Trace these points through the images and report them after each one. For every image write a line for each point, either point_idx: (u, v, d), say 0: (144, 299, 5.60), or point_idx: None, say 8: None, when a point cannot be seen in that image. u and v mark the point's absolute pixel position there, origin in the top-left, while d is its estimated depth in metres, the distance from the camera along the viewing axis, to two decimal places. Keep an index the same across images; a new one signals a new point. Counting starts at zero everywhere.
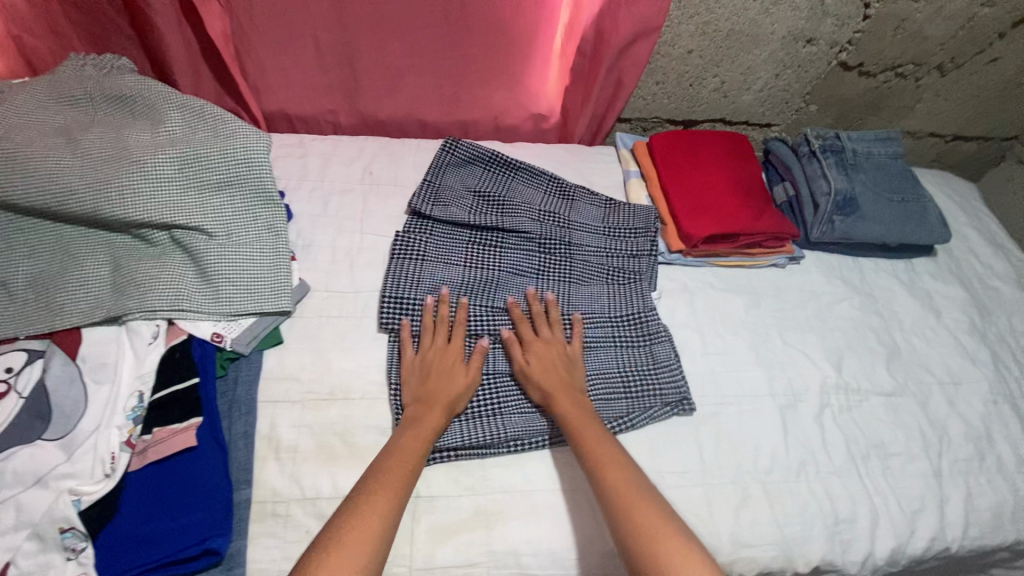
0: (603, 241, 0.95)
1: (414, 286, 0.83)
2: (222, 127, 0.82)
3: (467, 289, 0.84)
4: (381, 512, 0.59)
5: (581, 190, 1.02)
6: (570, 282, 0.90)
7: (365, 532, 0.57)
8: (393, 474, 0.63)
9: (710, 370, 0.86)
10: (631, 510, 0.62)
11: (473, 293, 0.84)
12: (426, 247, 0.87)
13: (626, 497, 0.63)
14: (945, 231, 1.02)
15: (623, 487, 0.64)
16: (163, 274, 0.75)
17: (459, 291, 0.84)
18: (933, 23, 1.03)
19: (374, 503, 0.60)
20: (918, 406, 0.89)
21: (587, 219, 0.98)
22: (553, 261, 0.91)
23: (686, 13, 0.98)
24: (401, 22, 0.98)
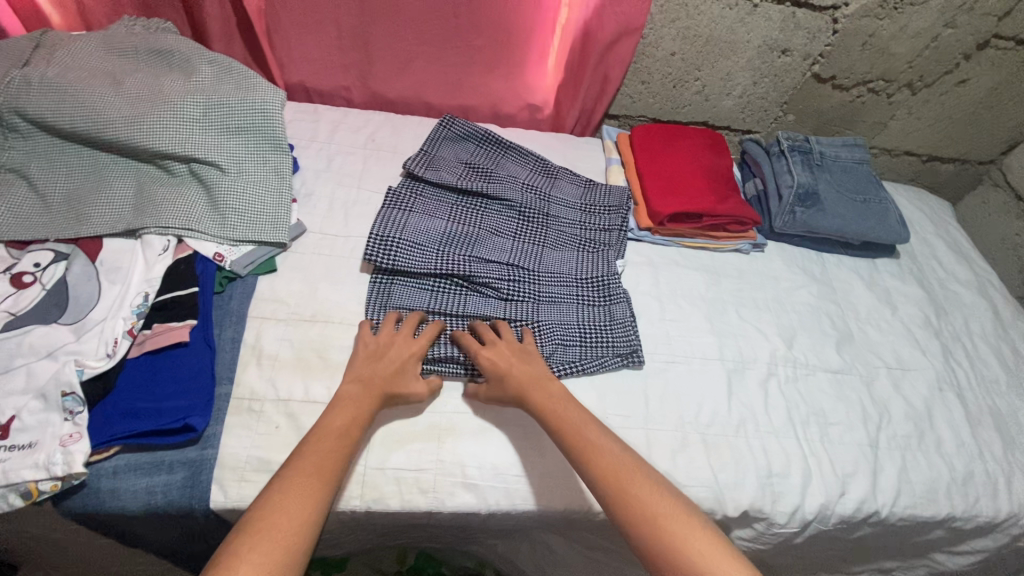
0: (580, 217, 1.03)
1: (399, 229, 0.89)
2: (245, 82, 0.94)
3: (448, 241, 0.91)
4: (306, 487, 0.60)
5: (567, 172, 1.10)
6: (545, 246, 0.97)
7: (302, 508, 0.58)
8: (316, 449, 0.64)
9: (665, 333, 0.93)
10: (601, 460, 0.66)
11: (453, 245, 0.91)
12: (415, 202, 0.94)
13: (637, 489, 0.63)
14: (903, 231, 1.09)
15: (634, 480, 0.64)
16: (179, 199, 0.85)
17: (440, 241, 0.91)
18: (899, 41, 1.11)
19: (289, 491, 0.59)
20: (863, 384, 0.94)
21: (568, 194, 1.06)
22: (531, 227, 0.99)
23: (668, 18, 1.08)
24: (411, 11, 1.10)
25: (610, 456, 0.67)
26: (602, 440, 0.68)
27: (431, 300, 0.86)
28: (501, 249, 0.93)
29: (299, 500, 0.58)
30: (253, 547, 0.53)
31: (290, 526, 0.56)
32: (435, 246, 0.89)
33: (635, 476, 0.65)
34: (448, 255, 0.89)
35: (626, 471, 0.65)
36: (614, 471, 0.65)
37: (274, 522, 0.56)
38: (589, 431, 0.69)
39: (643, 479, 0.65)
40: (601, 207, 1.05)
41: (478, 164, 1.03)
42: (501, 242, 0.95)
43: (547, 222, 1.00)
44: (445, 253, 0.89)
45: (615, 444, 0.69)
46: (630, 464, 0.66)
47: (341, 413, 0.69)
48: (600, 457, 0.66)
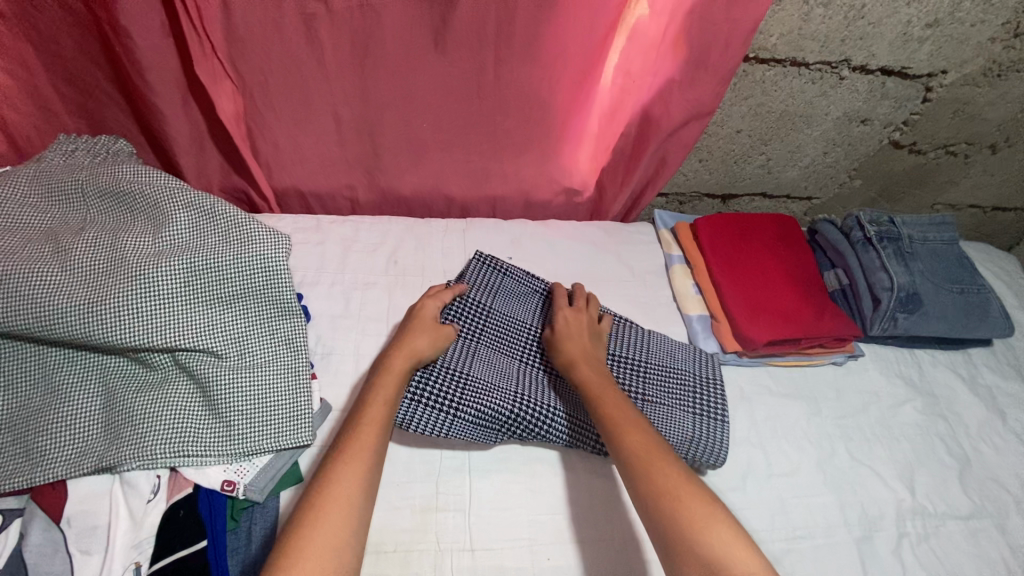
0: (647, 371, 0.82)
1: (444, 382, 0.73)
2: (234, 229, 0.72)
3: (488, 385, 0.75)
4: (362, 457, 0.59)
5: (632, 325, 0.89)
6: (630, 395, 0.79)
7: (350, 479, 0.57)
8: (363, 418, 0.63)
9: (778, 498, 0.78)
10: (622, 433, 0.65)
11: (490, 389, 0.75)
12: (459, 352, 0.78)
13: (649, 462, 0.62)
14: (1007, 324, 0.97)
15: (648, 453, 0.62)
16: (165, 408, 0.65)
17: (479, 385, 0.75)
18: (994, 106, 0.98)
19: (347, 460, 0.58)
20: (998, 530, 0.82)
21: (636, 342, 0.86)
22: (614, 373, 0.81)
23: (739, 95, 0.91)
24: (426, 97, 0.89)
25: (632, 428, 0.65)
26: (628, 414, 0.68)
27: (473, 418, 0.72)
28: (543, 390, 0.78)
29: (339, 506, 0.55)
30: (304, 549, 0.51)
31: (345, 504, 0.55)
32: (475, 389, 0.74)
33: (659, 455, 0.62)
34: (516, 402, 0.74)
35: (658, 461, 0.62)
36: (638, 446, 0.63)
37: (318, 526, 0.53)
38: (617, 409, 0.68)
39: (670, 463, 0.62)
40: (687, 377, 0.83)
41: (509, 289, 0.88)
42: (545, 389, 0.78)
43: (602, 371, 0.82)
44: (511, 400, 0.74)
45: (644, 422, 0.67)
46: (654, 446, 0.64)
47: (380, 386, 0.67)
48: (630, 431, 0.65)
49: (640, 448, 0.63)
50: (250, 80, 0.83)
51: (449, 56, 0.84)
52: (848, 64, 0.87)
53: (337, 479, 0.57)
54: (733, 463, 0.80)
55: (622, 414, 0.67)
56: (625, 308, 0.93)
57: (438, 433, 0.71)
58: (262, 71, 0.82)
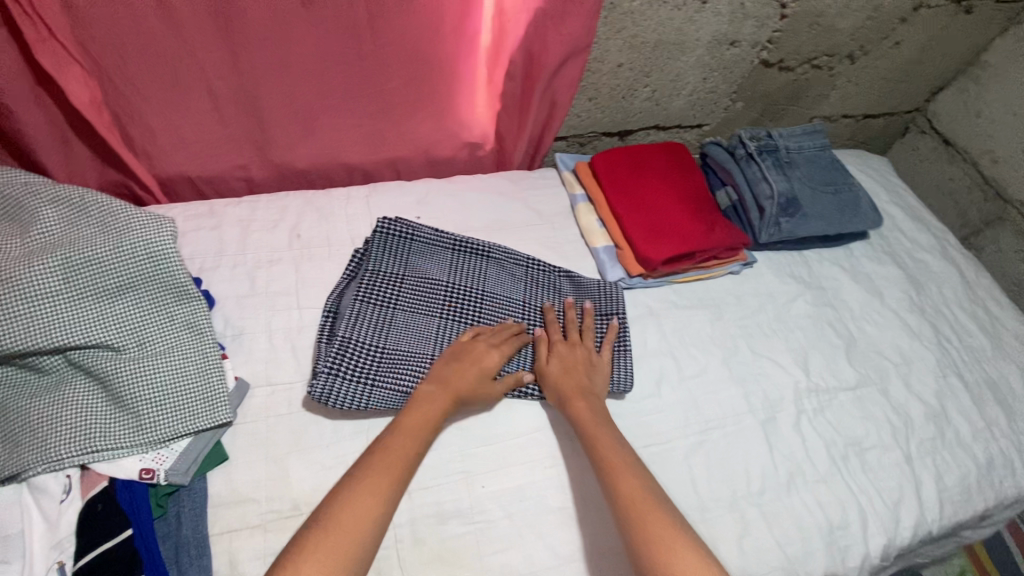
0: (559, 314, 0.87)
1: (359, 361, 0.74)
2: (112, 218, 0.69)
3: (404, 355, 0.77)
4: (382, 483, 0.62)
5: (545, 270, 0.92)
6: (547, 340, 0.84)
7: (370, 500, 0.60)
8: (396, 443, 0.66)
9: (690, 398, 0.85)
10: (616, 479, 0.67)
11: (409, 357, 0.77)
12: (373, 327, 0.77)
13: (635, 507, 0.64)
14: (875, 215, 1.08)
15: (634, 500, 0.65)
16: (66, 409, 0.62)
17: (398, 355, 0.76)
18: (844, 16, 1.06)
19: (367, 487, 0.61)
20: (881, 393, 0.93)
21: (548, 291, 0.90)
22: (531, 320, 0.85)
23: (612, 29, 0.94)
24: (302, 62, 0.87)
25: (619, 462, 0.69)
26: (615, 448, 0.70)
27: (391, 390, 0.73)
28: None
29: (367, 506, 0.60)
30: (319, 546, 0.56)
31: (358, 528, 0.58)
32: (395, 360, 0.76)
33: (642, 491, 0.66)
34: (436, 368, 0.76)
35: (645, 503, 0.64)
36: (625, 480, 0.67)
37: (345, 522, 0.58)
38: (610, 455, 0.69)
39: (659, 510, 0.64)
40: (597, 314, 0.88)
41: (418, 251, 0.87)
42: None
43: (518, 317, 0.85)
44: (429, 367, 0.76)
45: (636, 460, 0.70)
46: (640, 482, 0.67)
47: (425, 413, 0.70)
48: (624, 477, 0.67)
49: (626, 485, 0.66)
50: (104, 62, 0.78)
51: (319, 17, 0.82)
52: None
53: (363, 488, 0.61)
54: (647, 373, 0.86)
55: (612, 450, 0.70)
56: (536, 250, 0.97)
57: (358, 405, 0.71)
58: (116, 51, 0.77)
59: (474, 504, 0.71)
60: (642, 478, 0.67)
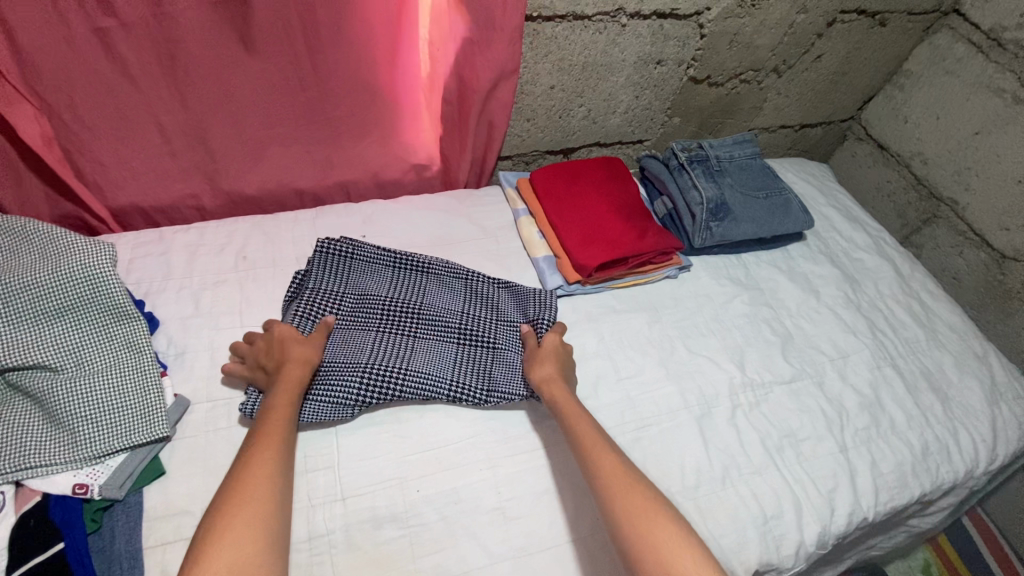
0: (496, 322, 0.90)
1: None
2: (54, 245, 0.72)
3: (340, 365, 0.79)
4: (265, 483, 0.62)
5: (484, 281, 0.96)
6: (484, 347, 0.87)
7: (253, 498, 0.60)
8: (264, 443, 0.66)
9: (626, 397, 0.87)
10: (622, 488, 0.66)
11: (342, 366, 0.79)
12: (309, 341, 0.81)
13: (643, 517, 0.64)
14: (806, 217, 1.12)
15: (640, 508, 0.64)
16: (2, 428, 0.65)
17: (333, 366, 0.79)
18: (761, 33, 1.13)
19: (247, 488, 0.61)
20: (816, 386, 0.96)
21: (487, 301, 0.93)
22: (468, 328, 0.88)
23: (540, 52, 1.00)
24: (245, 95, 0.92)
25: (612, 464, 0.69)
26: (603, 448, 0.71)
27: (324, 400, 0.76)
28: (396, 356, 0.82)
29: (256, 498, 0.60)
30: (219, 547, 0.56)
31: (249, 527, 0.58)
32: (328, 371, 0.78)
33: (625, 481, 0.67)
34: (370, 375, 0.78)
35: (648, 511, 0.64)
36: (607, 472, 0.68)
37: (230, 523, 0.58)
38: (615, 465, 0.69)
39: (661, 516, 0.64)
40: (533, 320, 0.91)
41: (359, 268, 0.91)
42: (399, 353, 0.83)
43: (456, 326, 0.88)
44: (364, 374, 0.78)
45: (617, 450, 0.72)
46: (625, 471, 0.69)
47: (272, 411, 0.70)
48: (630, 488, 0.66)
49: (612, 476, 0.68)
50: (52, 101, 0.83)
51: (257, 52, 0.88)
52: (625, 12, 0.99)
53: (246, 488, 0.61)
54: (585, 375, 0.89)
55: (597, 442, 0.72)
56: (479, 263, 1.01)
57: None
58: (64, 91, 0.82)
59: (409, 507, 0.72)
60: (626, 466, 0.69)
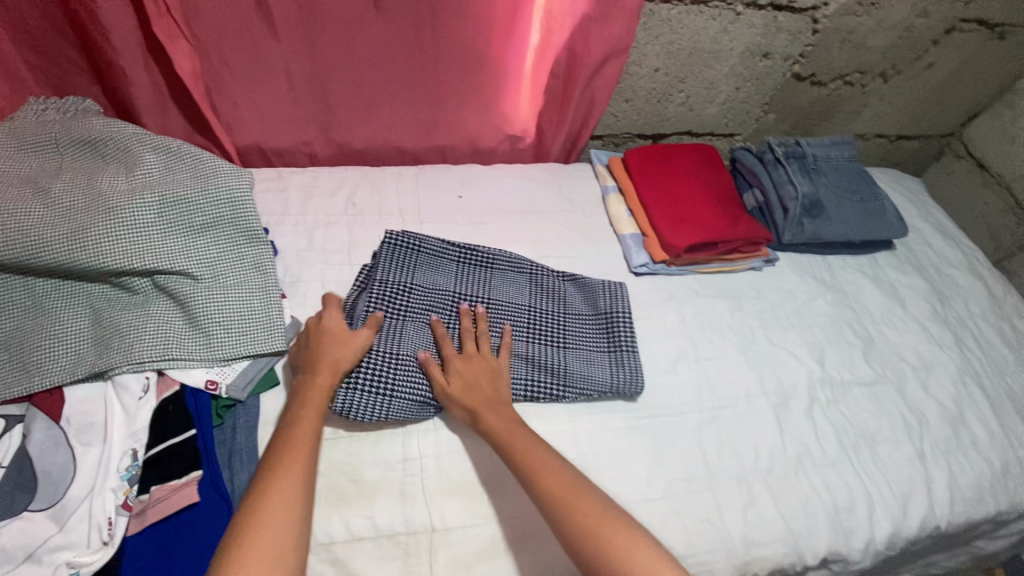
0: (565, 318, 0.90)
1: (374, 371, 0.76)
2: (202, 167, 0.80)
3: (421, 360, 0.79)
4: (300, 463, 0.62)
5: (552, 275, 0.95)
6: (556, 344, 0.86)
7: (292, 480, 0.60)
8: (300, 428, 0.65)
9: (705, 377, 0.89)
10: (571, 507, 0.62)
11: (422, 363, 0.78)
12: (386, 338, 0.79)
13: (594, 527, 0.60)
14: (901, 226, 1.10)
15: (595, 518, 0.61)
16: (149, 322, 0.72)
17: (413, 363, 0.78)
18: (875, 34, 1.12)
19: (284, 470, 0.60)
20: (897, 392, 0.94)
21: (556, 297, 0.92)
22: (539, 324, 0.88)
23: (652, 34, 1.02)
24: (368, 51, 0.97)
25: (551, 478, 0.65)
26: (545, 462, 0.67)
27: (408, 399, 0.75)
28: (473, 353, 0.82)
29: (290, 498, 0.58)
30: (261, 526, 0.55)
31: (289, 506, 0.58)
32: (409, 368, 0.77)
33: (578, 494, 0.63)
34: None
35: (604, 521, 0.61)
36: (551, 487, 0.64)
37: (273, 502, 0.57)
38: (559, 480, 0.65)
39: (614, 525, 0.60)
40: (604, 314, 0.91)
41: (425, 263, 0.90)
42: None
43: (527, 320, 0.87)
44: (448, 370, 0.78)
45: (560, 461, 0.68)
46: (571, 484, 0.65)
47: (308, 397, 0.69)
48: (577, 502, 0.62)
49: (561, 495, 0.63)
50: (204, 40, 0.90)
51: (385, 11, 0.93)
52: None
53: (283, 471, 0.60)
54: (665, 351, 0.91)
55: (534, 450, 0.68)
56: (568, 233, 1.04)
57: (378, 416, 0.73)
58: (215, 32, 0.90)
59: None
60: (572, 478, 0.65)
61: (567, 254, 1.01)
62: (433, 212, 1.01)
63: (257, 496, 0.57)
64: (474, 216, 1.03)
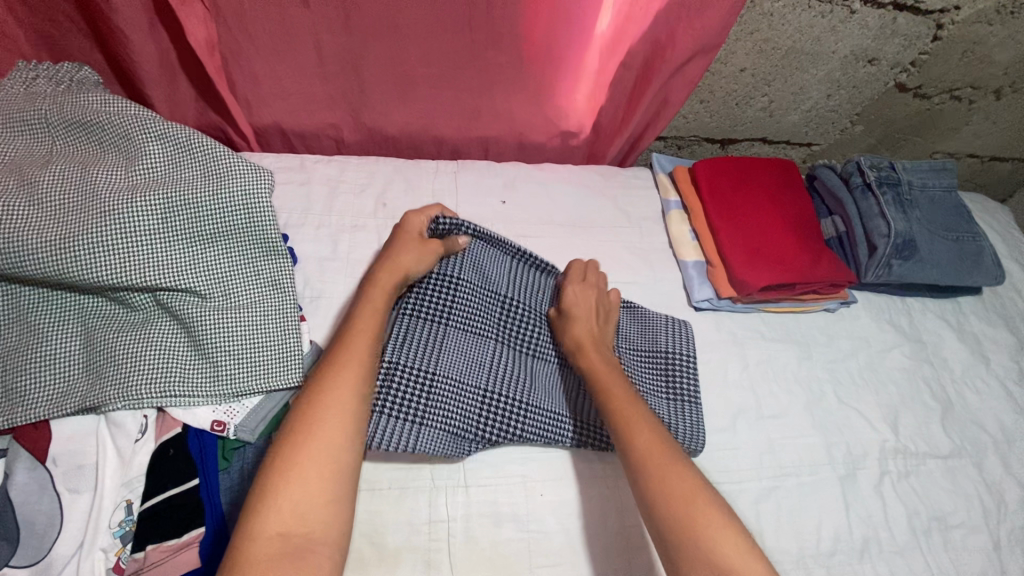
0: (618, 351, 0.80)
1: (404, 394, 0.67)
2: (213, 162, 0.68)
3: (458, 388, 0.70)
4: (347, 395, 0.58)
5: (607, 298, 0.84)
6: None
7: (336, 408, 0.57)
8: (349, 351, 0.62)
9: (767, 439, 0.79)
10: (654, 461, 0.61)
11: (459, 394, 0.70)
12: (421, 354, 0.70)
13: (675, 481, 0.59)
14: (998, 271, 0.97)
15: (675, 473, 0.60)
16: (149, 346, 0.63)
17: (449, 390, 0.69)
18: (1004, 47, 0.96)
19: (327, 397, 0.57)
20: (974, 468, 0.85)
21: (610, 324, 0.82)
22: None
23: (745, 29, 0.87)
24: (411, 27, 0.83)
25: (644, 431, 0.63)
26: (641, 419, 0.65)
27: (440, 433, 0.67)
28: (517, 381, 0.73)
29: (329, 433, 0.55)
30: (295, 465, 0.53)
31: (330, 445, 0.55)
32: (445, 396, 0.69)
33: (671, 459, 0.61)
34: (491, 407, 0.70)
35: (685, 478, 0.59)
36: (646, 449, 0.62)
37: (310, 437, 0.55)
38: (645, 430, 0.64)
39: (696, 485, 0.59)
40: (663, 353, 0.81)
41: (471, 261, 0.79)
42: (518, 380, 0.74)
43: None
44: (486, 405, 0.70)
45: (657, 423, 0.65)
46: (666, 446, 0.62)
47: (371, 311, 0.66)
48: (661, 456, 0.61)
49: (644, 445, 0.62)
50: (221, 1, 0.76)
51: None
52: None
53: (323, 401, 0.57)
54: (724, 405, 0.81)
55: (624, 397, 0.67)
56: (622, 253, 0.92)
57: (405, 448, 0.65)
58: None
59: (530, 511, 0.68)
60: (668, 445, 0.63)
61: (620, 279, 0.89)
62: (473, 220, 0.89)
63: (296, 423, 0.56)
64: (518, 227, 0.91)
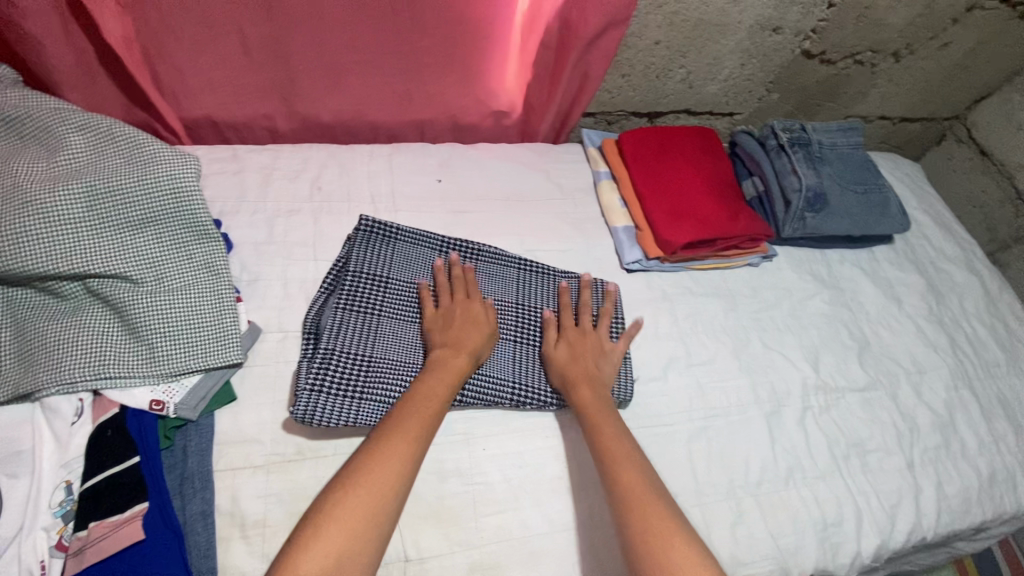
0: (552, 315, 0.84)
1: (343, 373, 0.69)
2: (138, 151, 0.70)
3: (396, 363, 0.72)
4: (408, 448, 0.61)
5: (539, 269, 0.88)
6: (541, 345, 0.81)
7: (392, 460, 0.59)
8: (420, 404, 0.65)
9: (697, 384, 0.84)
10: (633, 500, 0.62)
11: (398, 368, 0.72)
12: (354, 338, 0.72)
13: (653, 524, 0.60)
14: (903, 219, 1.05)
15: (652, 516, 0.61)
16: (83, 333, 0.64)
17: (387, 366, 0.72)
18: (893, 11, 1.04)
19: (390, 449, 0.60)
20: (890, 398, 0.92)
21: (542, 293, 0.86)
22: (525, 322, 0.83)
23: (655, 3, 0.92)
24: (332, 16, 0.85)
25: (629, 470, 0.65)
26: (627, 461, 0.66)
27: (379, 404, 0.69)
28: None
29: (377, 485, 0.57)
30: (341, 508, 0.55)
31: (375, 494, 0.57)
32: (383, 371, 0.71)
33: (650, 498, 0.63)
34: None
35: (656, 519, 0.61)
36: (630, 481, 0.64)
37: (366, 483, 0.57)
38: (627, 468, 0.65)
39: (667, 526, 0.60)
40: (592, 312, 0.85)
41: (400, 250, 0.83)
42: None
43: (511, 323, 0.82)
44: None
45: (639, 458, 0.67)
46: (647, 487, 0.64)
47: (439, 376, 0.69)
48: (645, 499, 0.62)
49: (631, 482, 0.64)
50: None
51: None
52: None
53: (383, 453, 0.59)
54: (656, 357, 0.86)
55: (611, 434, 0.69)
56: (555, 223, 0.96)
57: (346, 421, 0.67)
58: None
59: (473, 465, 0.71)
60: (649, 481, 0.65)
61: (554, 247, 0.93)
62: (409, 199, 0.92)
63: (361, 462, 0.59)
64: (454, 204, 0.94)
